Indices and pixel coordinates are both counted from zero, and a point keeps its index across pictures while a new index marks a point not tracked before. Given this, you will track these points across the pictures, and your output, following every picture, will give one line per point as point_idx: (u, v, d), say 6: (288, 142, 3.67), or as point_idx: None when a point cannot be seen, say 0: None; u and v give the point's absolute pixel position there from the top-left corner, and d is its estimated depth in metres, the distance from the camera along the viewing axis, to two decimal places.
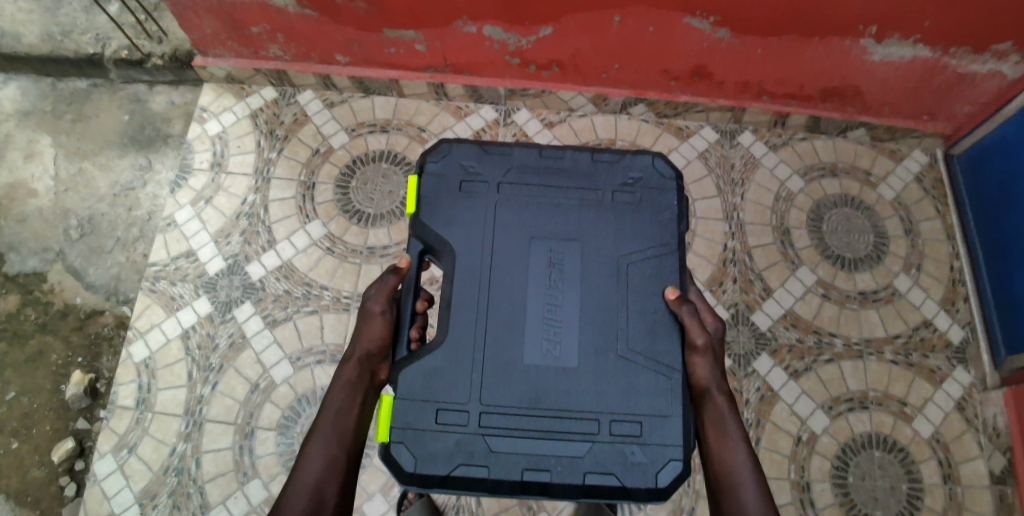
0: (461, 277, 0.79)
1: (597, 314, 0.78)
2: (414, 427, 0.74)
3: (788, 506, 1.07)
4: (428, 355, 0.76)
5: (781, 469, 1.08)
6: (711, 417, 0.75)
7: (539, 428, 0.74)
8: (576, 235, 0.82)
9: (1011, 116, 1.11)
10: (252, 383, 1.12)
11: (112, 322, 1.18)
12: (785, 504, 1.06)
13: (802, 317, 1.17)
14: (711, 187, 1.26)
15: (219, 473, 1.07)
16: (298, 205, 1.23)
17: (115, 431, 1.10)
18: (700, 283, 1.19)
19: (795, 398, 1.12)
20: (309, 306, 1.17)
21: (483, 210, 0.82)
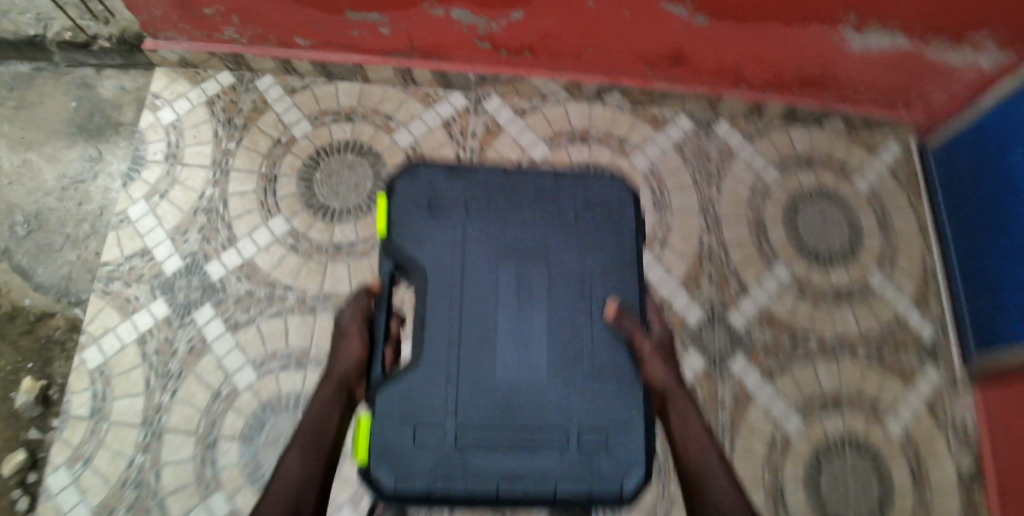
0: (431, 294, 0.75)
1: (566, 330, 0.76)
2: (391, 448, 0.70)
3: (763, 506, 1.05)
4: (399, 374, 0.73)
5: (756, 469, 1.07)
6: (675, 415, 0.73)
7: (517, 448, 0.71)
8: (546, 249, 0.79)
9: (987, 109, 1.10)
10: (213, 390, 1.07)
11: (63, 325, 1.11)
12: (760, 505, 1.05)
13: (778, 315, 1.16)
14: (687, 179, 1.23)
15: (180, 485, 1.02)
16: (259, 200, 1.17)
17: (68, 443, 1.04)
18: (676, 279, 1.16)
19: (770, 398, 1.11)
20: (274, 308, 1.12)
21: (450, 226, 0.79)
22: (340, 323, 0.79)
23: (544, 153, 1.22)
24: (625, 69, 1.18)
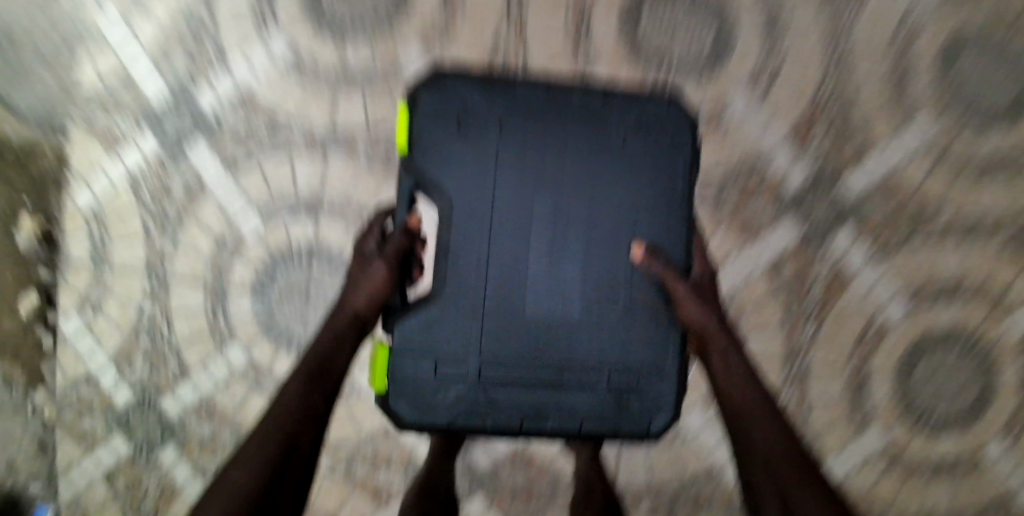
0: (460, 230, 0.77)
1: (597, 272, 0.79)
2: (420, 382, 0.78)
3: (836, 399, 0.97)
4: (427, 307, 0.77)
5: (837, 361, 0.97)
6: (716, 349, 0.73)
7: (539, 385, 0.79)
8: (583, 187, 0.79)
9: None
10: (217, 236, 0.96)
11: (52, 155, 0.93)
12: (833, 396, 0.97)
13: (904, 183, 0.97)
14: (809, 7, 0.95)
15: (196, 335, 0.97)
16: (253, 11, 0.93)
17: (75, 287, 0.96)
18: (779, 137, 0.95)
19: (873, 283, 0.97)
20: (279, 146, 0.95)
21: (484, 156, 0.77)
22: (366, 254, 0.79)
23: None
24: None
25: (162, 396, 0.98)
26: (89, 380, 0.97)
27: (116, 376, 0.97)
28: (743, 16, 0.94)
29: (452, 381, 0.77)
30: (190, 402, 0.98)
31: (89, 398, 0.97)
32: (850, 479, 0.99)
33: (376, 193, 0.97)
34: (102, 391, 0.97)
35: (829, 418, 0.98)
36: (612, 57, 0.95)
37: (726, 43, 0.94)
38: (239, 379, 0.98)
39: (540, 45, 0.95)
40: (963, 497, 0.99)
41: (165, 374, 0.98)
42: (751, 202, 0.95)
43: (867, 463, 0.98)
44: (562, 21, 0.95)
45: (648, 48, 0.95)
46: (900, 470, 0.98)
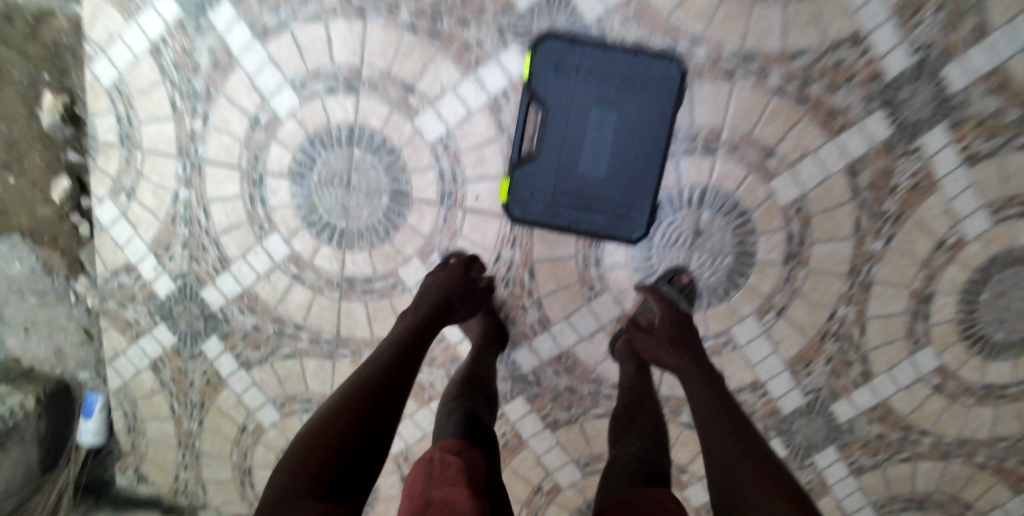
0: (555, 102, 0.81)
1: (654, 118, 0.81)
2: (518, 194, 0.85)
3: (941, 326, 0.91)
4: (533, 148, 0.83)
5: (956, 283, 0.89)
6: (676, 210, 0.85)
7: (588, 206, 0.85)
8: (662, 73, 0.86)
9: None
10: (250, 117, 0.88)
11: (69, 28, 0.89)
12: (938, 324, 0.91)
13: (1019, 77, 0.81)
14: None
15: (232, 225, 0.93)
16: None
17: (105, 172, 0.93)
18: (889, 11, 0.80)
19: (958, 191, 0.86)
20: (311, 9, 0.84)
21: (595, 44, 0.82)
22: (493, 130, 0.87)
23: None
24: None
25: (205, 287, 0.97)
26: (129, 269, 0.98)
27: (157, 264, 0.97)
28: None
29: (534, 195, 0.85)
30: (233, 294, 0.96)
31: (129, 289, 0.99)
32: (894, 399, 0.96)
33: (420, 72, 0.85)
34: (143, 280, 0.98)
35: (885, 337, 0.93)
36: None
37: None
38: (277, 271, 0.94)
39: None
40: (1006, 424, 0.95)
41: (202, 265, 0.95)
42: (837, 94, 0.83)
43: (914, 384, 0.95)
44: None
45: None
46: (947, 392, 0.95)
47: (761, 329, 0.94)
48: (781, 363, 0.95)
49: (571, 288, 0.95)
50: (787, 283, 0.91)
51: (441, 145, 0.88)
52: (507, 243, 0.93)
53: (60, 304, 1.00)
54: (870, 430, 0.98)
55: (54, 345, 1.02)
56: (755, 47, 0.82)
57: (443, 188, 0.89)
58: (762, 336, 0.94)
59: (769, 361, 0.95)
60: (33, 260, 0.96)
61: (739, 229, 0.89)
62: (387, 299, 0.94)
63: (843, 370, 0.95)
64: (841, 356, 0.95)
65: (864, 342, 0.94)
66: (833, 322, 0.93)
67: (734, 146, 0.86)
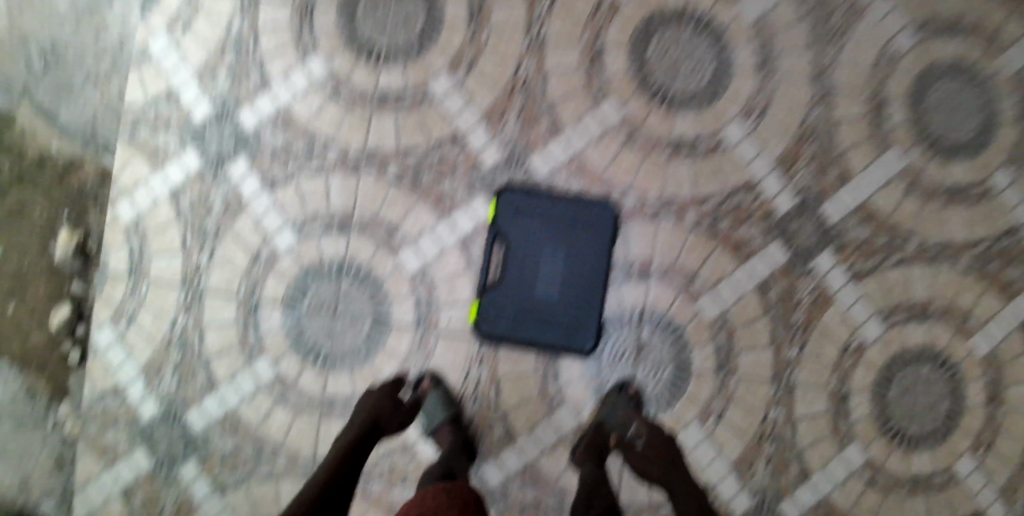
0: (515, 239, 0.97)
1: (597, 250, 0.97)
2: (485, 316, 0.97)
3: (860, 422, 1.01)
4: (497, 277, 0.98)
5: (864, 381, 1.01)
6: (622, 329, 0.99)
7: (546, 325, 0.97)
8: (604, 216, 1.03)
9: None
10: (252, 252, 1.01)
11: (95, 175, 1.04)
12: (856, 421, 1.01)
13: (878, 212, 1.02)
14: (801, 36, 1.02)
15: (224, 348, 1.01)
16: (294, 37, 1.02)
17: (111, 300, 1.02)
18: (771, 162, 1.02)
19: (852, 301, 1.02)
20: (313, 165, 1.02)
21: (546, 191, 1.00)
22: (462, 262, 1.00)
23: None
24: None
25: (189, 410, 1.01)
26: (117, 392, 1.02)
27: (144, 388, 1.01)
28: (738, 48, 1.01)
29: (499, 315, 0.97)
30: (216, 415, 1.01)
31: (113, 413, 1.02)
32: (835, 495, 1.01)
33: (403, 217, 1.01)
34: (128, 403, 1.02)
35: (813, 436, 1.00)
36: (623, 92, 1.01)
37: (724, 71, 1.01)
38: (262, 391, 1.00)
39: (558, 82, 1.01)
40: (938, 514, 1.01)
41: (191, 387, 1.01)
42: (742, 228, 1.01)
43: (849, 479, 1.01)
44: (576, 60, 1.02)
45: (658, 73, 1.01)
46: (880, 483, 1.01)
47: (705, 434, 1.00)
48: (728, 464, 1.00)
49: (533, 402, 0.99)
50: (721, 390, 1.00)
51: (419, 276, 1.00)
52: (474, 360, 0.99)
53: (37, 428, 1.01)
54: None
55: (20, 473, 0.99)
56: (673, 194, 1.01)
57: (419, 312, 1.00)
58: (705, 441, 1.00)
59: (715, 465, 1.00)
60: (18, 382, 1.00)
61: (676, 342, 0.99)
62: None
63: (785, 473, 1.00)
64: (778, 456, 1.00)
65: (798, 442, 1.00)
66: (766, 424, 1.00)
67: (664, 272, 1.00)
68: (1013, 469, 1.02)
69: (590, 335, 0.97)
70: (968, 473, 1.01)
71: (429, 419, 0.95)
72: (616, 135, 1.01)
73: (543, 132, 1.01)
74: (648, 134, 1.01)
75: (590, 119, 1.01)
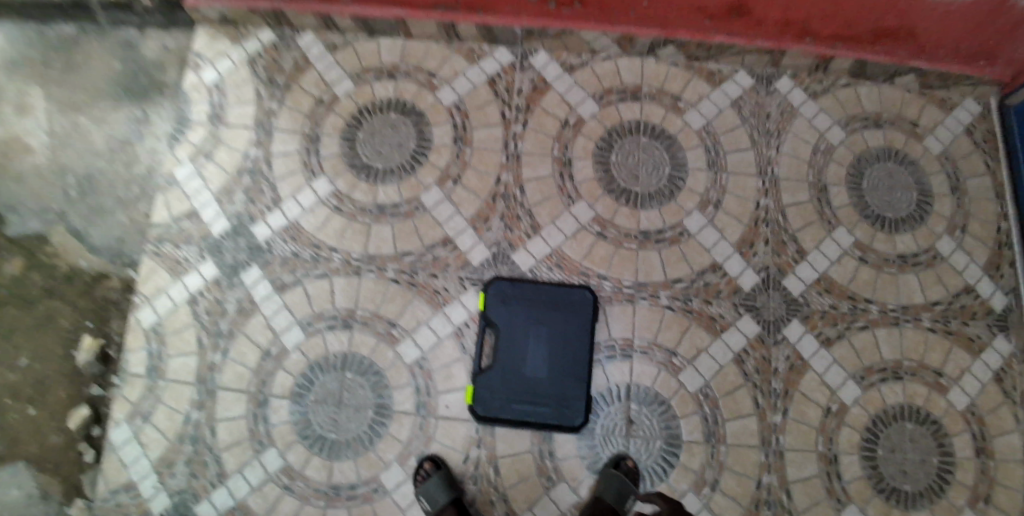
0: (504, 324, 1.05)
1: (580, 330, 1.05)
2: (481, 398, 1.03)
3: (855, 482, 1.03)
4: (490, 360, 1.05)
5: (851, 443, 1.04)
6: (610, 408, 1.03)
7: (538, 403, 1.02)
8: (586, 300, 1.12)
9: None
10: (263, 349, 1.09)
11: (119, 286, 1.13)
12: (851, 482, 1.03)
13: (837, 282, 1.12)
14: (744, 138, 1.18)
15: (235, 441, 1.05)
16: (302, 161, 1.17)
17: (129, 399, 1.07)
18: (732, 244, 1.13)
19: (826, 367, 1.08)
20: (319, 269, 1.12)
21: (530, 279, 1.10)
22: (458, 349, 1.08)
23: (593, 111, 1.18)
24: (782, 36, 1.13)
25: (200, 501, 1.03)
26: (131, 486, 1.04)
27: (158, 481, 1.04)
28: (689, 150, 1.17)
29: (493, 396, 1.03)
30: (225, 506, 1.03)
31: (125, 508, 1.04)
32: None
33: (400, 311, 1.09)
34: (141, 498, 1.04)
35: (810, 500, 1.02)
36: (592, 194, 1.14)
37: (680, 171, 1.16)
38: (270, 482, 1.04)
39: (534, 188, 1.15)
40: None
41: (202, 480, 1.04)
42: (712, 305, 1.10)
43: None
44: (549, 168, 1.16)
45: (619, 178, 1.15)
46: None
47: (701, 502, 1.01)
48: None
49: (531, 481, 1.02)
50: (713, 459, 1.03)
51: (417, 366, 1.07)
52: (472, 443, 1.04)
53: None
54: None
55: None
56: (645, 278, 1.11)
57: (419, 399, 1.05)
58: (703, 509, 1.01)
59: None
60: (33, 485, 1.06)
61: (663, 415, 1.04)
62: (369, 503, 1.02)
63: None
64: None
65: (797, 505, 1.02)
66: (762, 490, 1.02)
67: (644, 350, 1.07)
68: None
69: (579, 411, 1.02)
70: None
71: (432, 500, 0.98)
72: (589, 230, 1.13)
73: (524, 233, 1.13)
74: (618, 228, 1.13)
75: (566, 216, 1.13)
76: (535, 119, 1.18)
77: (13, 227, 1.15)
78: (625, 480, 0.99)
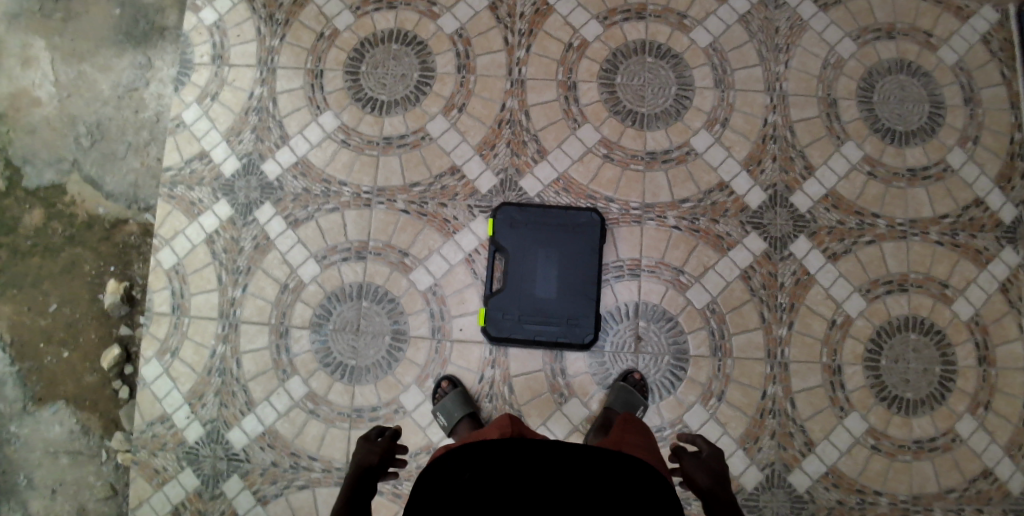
0: (513, 248, 1.07)
1: (588, 252, 1.07)
2: (494, 319, 1.06)
3: (858, 391, 1.07)
4: (501, 284, 1.07)
5: (855, 353, 1.08)
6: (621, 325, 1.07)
7: (550, 323, 1.05)
8: None
9: None
10: (281, 283, 1.12)
11: (137, 231, 1.16)
12: (854, 390, 1.07)
13: (845, 197, 1.12)
14: (751, 55, 1.15)
15: (259, 371, 1.10)
16: (307, 96, 1.17)
17: (156, 337, 1.12)
18: (738, 163, 1.12)
19: (831, 281, 1.09)
20: (330, 203, 1.14)
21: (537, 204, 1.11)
22: (470, 274, 1.11)
23: (597, 33, 1.16)
24: None
25: (231, 429, 1.09)
26: (165, 417, 1.10)
27: (190, 411, 1.10)
28: (696, 69, 1.15)
29: (505, 317, 1.06)
30: (255, 432, 1.09)
31: (161, 437, 1.10)
32: (841, 464, 1.06)
33: (412, 241, 1.12)
34: (175, 427, 1.10)
35: (814, 408, 1.06)
36: (598, 116, 1.14)
37: (687, 90, 1.14)
38: (296, 408, 1.09)
39: (539, 112, 1.14)
40: (946, 473, 1.05)
41: (231, 408, 1.10)
42: (719, 224, 1.11)
43: (853, 447, 1.06)
44: (553, 94, 1.15)
45: (624, 99, 1.14)
46: (885, 450, 1.06)
47: (707, 413, 1.06)
48: (734, 441, 1.05)
49: (545, 397, 1.07)
50: (719, 372, 1.07)
51: (430, 292, 1.10)
52: (488, 363, 1.08)
53: (91, 462, 1.11)
54: (830, 497, 1.05)
55: (79, 502, 1.10)
56: (652, 200, 1.11)
57: (434, 323, 1.09)
58: (711, 419, 1.06)
59: (722, 442, 1.05)
60: (73, 421, 1.12)
61: (671, 331, 1.08)
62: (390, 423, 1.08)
63: (789, 444, 1.05)
64: (782, 430, 1.06)
65: (802, 413, 1.06)
66: (767, 400, 1.06)
67: (652, 268, 1.09)
68: (1013, 426, 1.06)
69: (588, 329, 1.05)
70: (969, 432, 1.06)
71: (449, 416, 1.03)
72: (596, 153, 1.13)
73: (531, 158, 1.13)
74: (624, 150, 1.13)
75: (572, 142, 1.13)
76: (537, 44, 1.16)
77: (30, 180, 1.18)
78: (633, 392, 1.03)
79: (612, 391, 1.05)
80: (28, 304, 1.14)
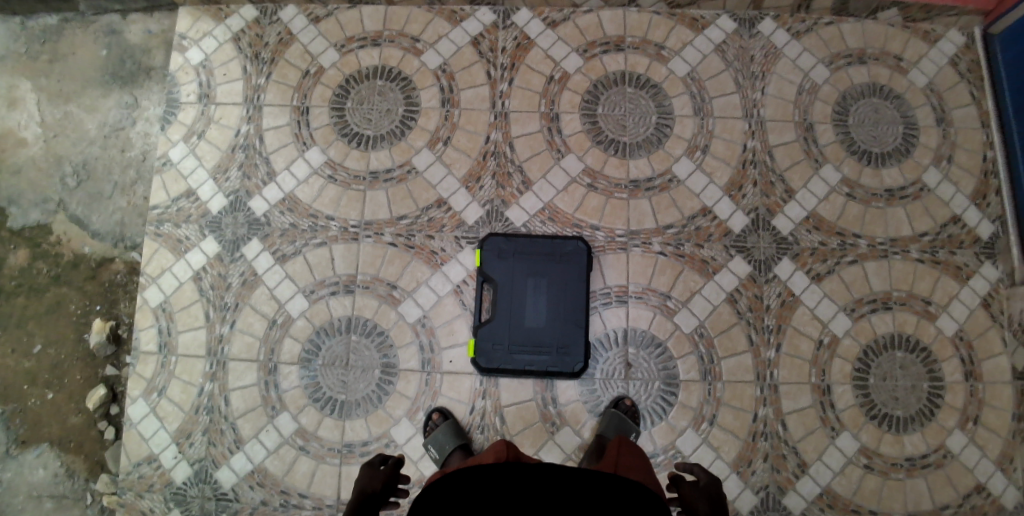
0: (501, 278, 1.08)
1: (575, 281, 1.08)
2: (483, 350, 1.06)
3: (848, 410, 1.07)
4: (490, 314, 1.07)
5: (843, 372, 1.09)
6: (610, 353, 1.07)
7: (539, 352, 1.05)
8: None
9: (1010, 25, 1.17)
10: (269, 319, 1.12)
11: (123, 269, 1.16)
12: (844, 409, 1.07)
13: (826, 218, 1.14)
14: (729, 83, 1.18)
15: (248, 408, 1.09)
16: (294, 132, 1.18)
17: (142, 376, 1.11)
18: (720, 188, 1.14)
19: (817, 302, 1.11)
20: (317, 237, 1.14)
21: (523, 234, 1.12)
22: (458, 306, 1.11)
23: (577, 65, 1.18)
24: None
25: (219, 468, 1.08)
26: (151, 458, 1.08)
27: (177, 451, 1.08)
28: (675, 97, 1.17)
29: (494, 348, 1.06)
30: (244, 471, 1.07)
31: (148, 478, 1.08)
32: (835, 484, 1.05)
33: (400, 273, 1.12)
34: (162, 468, 1.08)
35: (805, 429, 1.07)
36: (581, 146, 1.16)
37: (667, 118, 1.16)
38: (285, 445, 1.08)
39: (523, 143, 1.16)
40: (939, 490, 1.05)
41: (220, 447, 1.08)
42: (704, 249, 1.12)
43: (846, 467, 1.06)
44: (537, 124, 1.17)
45: (606, 129, 1.16)
46: (877, 469, 1.06)
47: (699, 438, 1.06)
48: (727, 465, 1.05)
49: (537, 427, 1.07)
50: (710, 396, 1.07)
51: (420, 324, 1.10)
52: (479, 394, 1.08)
53: (76, 506, 1.09)
54: None
55: None
56: (637, 226, 1.13)
57: (423, 356, 1.09)
58: (703, 444, 1.06)
59: (716, 466, 1.05)
60: (57, 465, 1.10)
61: (661, 357, 1.08)
62: None
63: (783, 466, 1.05)
64: (775, 452, 1.06)
65: (794, 434, 1.07)
66: (758, 422, 1.07)
67: (639, 295, 1.10)
68: (1002, 440, 1.07)
69: (578, 357, 1.05)
70: (960, 447, 1.07)
71: (441, 448, 1.03)
72: (580, 182, 1.14)
73: (516, 189, 1.14)
74: (607, 178, 1.14)
75: (557, 171, 1.15)
76: (520, 76, 1.18)
77: (15, 220, 1.17)
78: (625, 418, 1.03)
79: (604, 418, 1.05)
80: (12, 346, 1.13)
